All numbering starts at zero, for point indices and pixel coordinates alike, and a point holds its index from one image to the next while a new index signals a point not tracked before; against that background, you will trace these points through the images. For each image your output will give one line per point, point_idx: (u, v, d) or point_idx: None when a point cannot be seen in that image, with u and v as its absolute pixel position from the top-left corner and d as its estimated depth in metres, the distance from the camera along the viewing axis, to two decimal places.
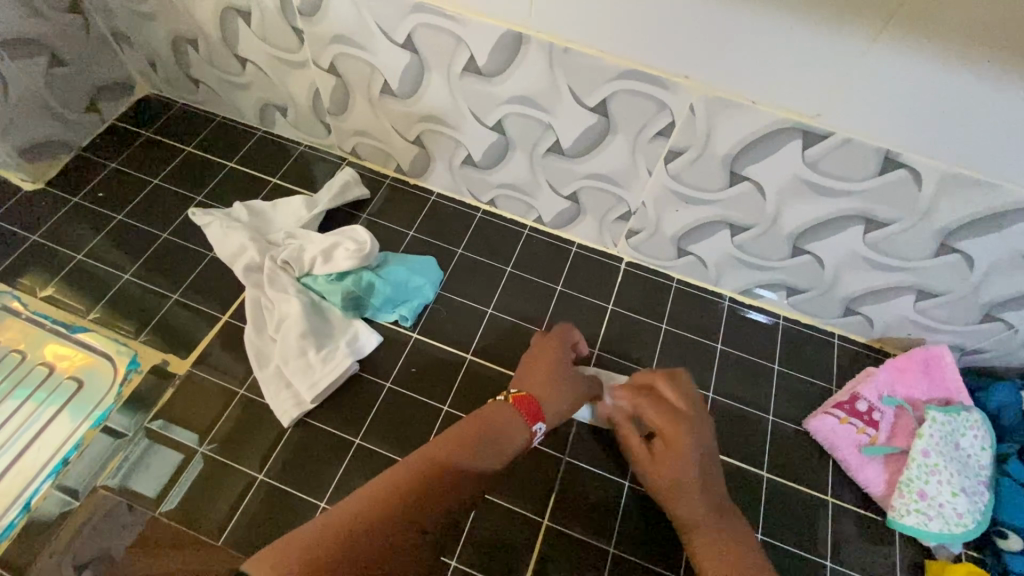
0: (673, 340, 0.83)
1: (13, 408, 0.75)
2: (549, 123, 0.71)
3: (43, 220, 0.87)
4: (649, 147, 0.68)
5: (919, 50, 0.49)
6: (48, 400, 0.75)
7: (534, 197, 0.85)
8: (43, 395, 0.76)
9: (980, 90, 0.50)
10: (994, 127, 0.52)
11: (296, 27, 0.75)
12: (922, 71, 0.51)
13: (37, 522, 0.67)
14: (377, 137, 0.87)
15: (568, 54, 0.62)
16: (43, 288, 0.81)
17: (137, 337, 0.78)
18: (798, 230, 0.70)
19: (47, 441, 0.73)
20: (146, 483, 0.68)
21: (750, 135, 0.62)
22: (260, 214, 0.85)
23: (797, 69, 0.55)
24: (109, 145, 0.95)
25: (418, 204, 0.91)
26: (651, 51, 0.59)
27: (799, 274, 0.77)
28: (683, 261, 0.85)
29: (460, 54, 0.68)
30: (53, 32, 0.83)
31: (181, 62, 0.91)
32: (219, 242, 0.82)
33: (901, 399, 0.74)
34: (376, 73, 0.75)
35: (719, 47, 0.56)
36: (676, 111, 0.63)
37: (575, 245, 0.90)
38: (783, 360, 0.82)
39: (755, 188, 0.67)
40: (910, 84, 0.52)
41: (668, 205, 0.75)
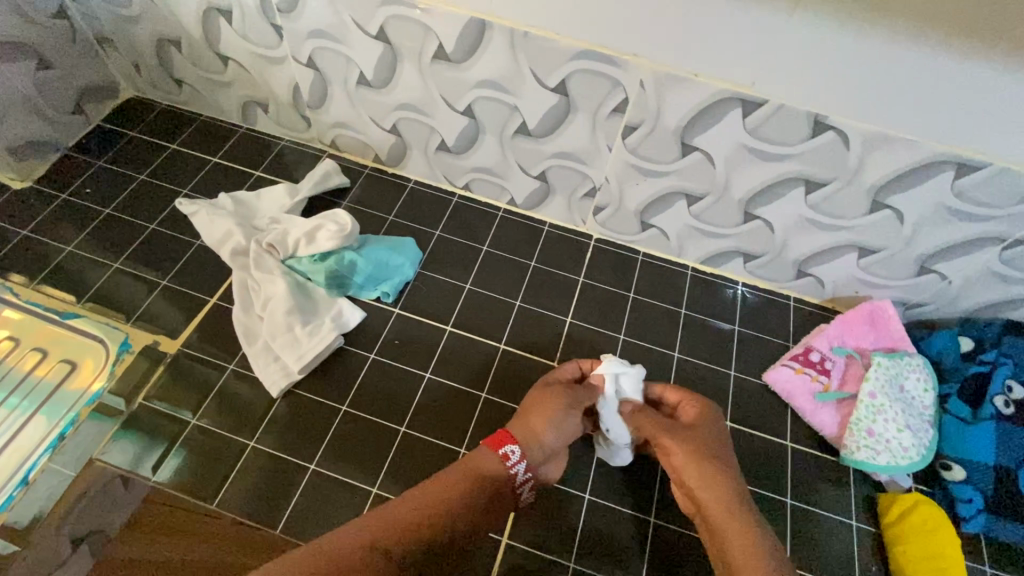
0: (640, 308, 0.89)
1: None
2: (515, 105, 0.77)
3: (32, 216, 0.89)
4: (608, 124, 0.74)
5: (833, 20, 0.56)
6: (20, 407, 0.77)
7: (506, 180, 0.90)
8: (16, 402, 0.77)
9: (888, 54, 0.57)
10: (904, 88, 0.59)
11: (275, 24, 0.80)
12: (837, 37, 0.57)
13: (35, 495, 0.70)
14: (356, 128, 0.92)
15: (528, 37, 0.68)
16: (34, 280, 0.84)
17: (128, 321, 0.81)
18: (747, 196, 0.76)
19: (17, 447, 0.74)
20: (142, 454, 0.71)
21: (697, 107, 0.68)
22: (245, 203, 0.89)
23: (732, 42, 0.61)
24: (96, 145, 0.98)
25: (396, 190, 0.96)
26: (603, 32, 0.65)
27: (753, 240, 0.83)
28: (647, 235, 0.90)
29: (430, 42, 0.73)
30: (41, 35, 0.87)
31: (164, 64, 0.95)
32: (205, 230, 0.86)
33: (851, 349, 0.80)
34: (352, 65, 0.81)
35: (663, 25, 0.62)
36: (628, 88, 0.69)
37: (547, 225, 0.95)
38: (743, 321, 0.88)
39: (705, 158, 0.74)
40: (828, 51, 0.59)
41: (629, 179, 0.81)
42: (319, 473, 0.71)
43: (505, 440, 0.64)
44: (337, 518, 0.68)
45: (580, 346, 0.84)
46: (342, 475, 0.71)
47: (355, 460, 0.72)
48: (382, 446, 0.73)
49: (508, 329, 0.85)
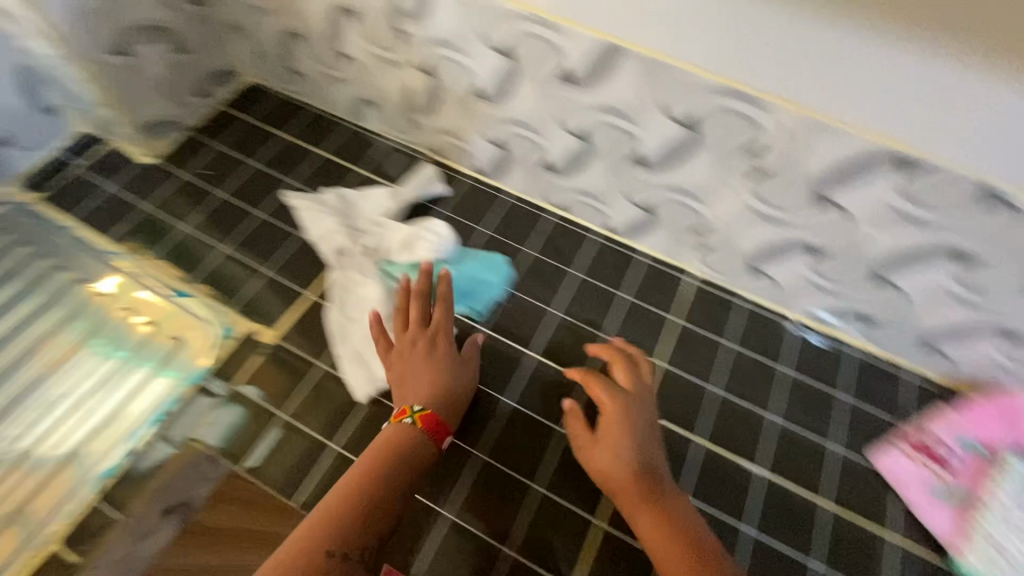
0: (736, 358, 0.83)
1: (111, 367, 0.81)
2: (634, 134, 0.73)
3: (157, 192, 0.95)
4: (733, 164, 0.69)
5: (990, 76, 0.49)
6: (144, 362, 0.81)
7: (607, 205, 0.87)
8: (139, 359, 0.81)
9: None
10: None
11: (403, 30, 0.79)
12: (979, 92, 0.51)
13: (147, 460, 0.73)
14: (461, 137, 0.92)
15: (666, 68, 0.63)
16: (153, 257, 0.89)
17: (234, 308, 0.84)
18: (880, 259, 0.69)
19: (141, 400, 0.77)
20: (233, 442, 0.74)
21: (840, 160, 0.62)
22: (467, 254, 0.90)
23: (868, 89, 0.55)
24: (217, 129, 1.03)
25: (489, 203, 0.96)
26: (746, 69, 0.59)
27: (876, 305, 0.76)
28: (756, 282, 0.84)
29: (557, 62, 0.70)
30: (184, 23, 0.91)
31: (285, 55, 0.96)
32: (454, 281, 0.87)
33: (977, 445, 0.74)
34: (470, 78, 0.80)
35: (787, 60, 0.57)
36: (769, 131, 0.63)
37: (644, 255, 0.91)
38: (852, 391, 0.81)
39: (846, 217, 0.67)
40: (977, 106, 0.52)
41: (746, 223, 0.75)
42: None
43: (439, 424, 0.69)
44: (405, 533, 0.69)
45: (667, 390, 0.80)
46: (417, 492, 0.71)
47: (430, 476, 0.72)
48: (458, 466, 0.73)
49: (594, 364, 0.82)
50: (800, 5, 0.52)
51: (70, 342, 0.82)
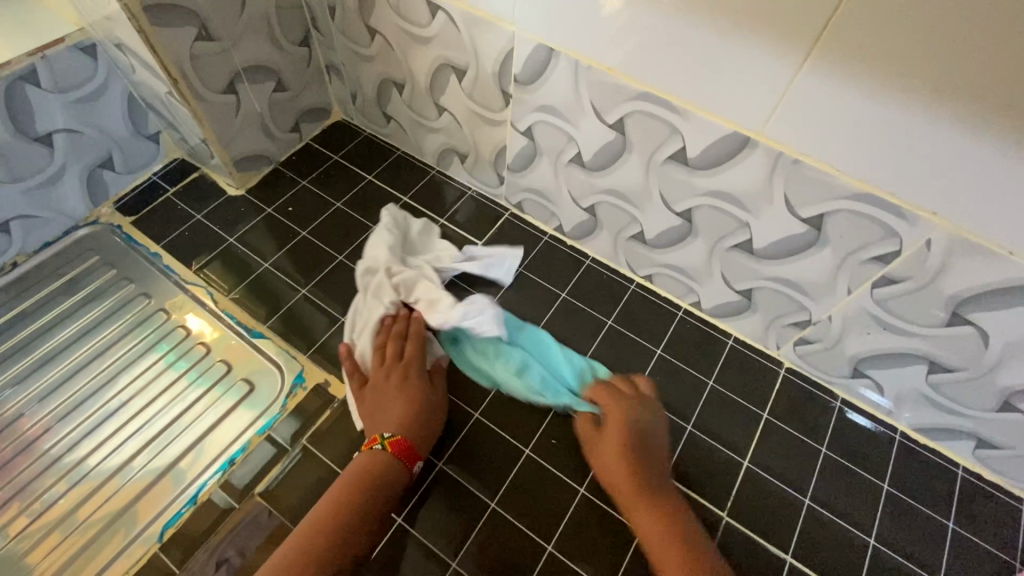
0: (832, 466, 0.77)
1: (198, 394, 0.80)
2: (747, 223, 0.68)
3: (240, 224, 0.95)
4: (859, 269, 0.64)
5: None
6: (227, 394, 0.80)
7: (698, 284, 0.82)
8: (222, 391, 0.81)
9: None
10: None
11: (507, 91, 0.77)
12: None
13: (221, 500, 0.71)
14: (549, 197, 0.89)
15: (798, 165, 0.59)
16: (232, 290, 0.89)
17: (306, 353, 0.83)
18: (1017, 386, 0.63)
19: (223, 433, 0.77)
20: (295, 501, 0.71)
21: (990, 283, 0.56)
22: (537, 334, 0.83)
23: (1002, 204, 0.50)
24: (302, 164, 1.03)
25: (572, 266, 0.92)
26: (890, 178, 0.55)
27: (998, 428, 0.69)
28: (856, 382, 0.78)
29: (672, 143, 0.67)
30: (287, 63, 0.93)
31: (381, 100, 0.97)
32: (531, 365, 0.79)
33: None
34: (571, 144, 0.77)
35: (908, 164, 0.53)
36: (907, 242, 0.58)
37: (731, 338, 0.85)
38: (960, 519, 0.73)
39: (978, 335, 0.61)
40: None
41: (859, 326, 0.70)
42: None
43: (410, 449, 0.67)
44: None
45: (756, 496, 0.74)
46: None
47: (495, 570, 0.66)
48: (527, 561, 0.67)
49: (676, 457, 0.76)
50: (953, 120, 0.48)
51: (149, 371, 0.82)
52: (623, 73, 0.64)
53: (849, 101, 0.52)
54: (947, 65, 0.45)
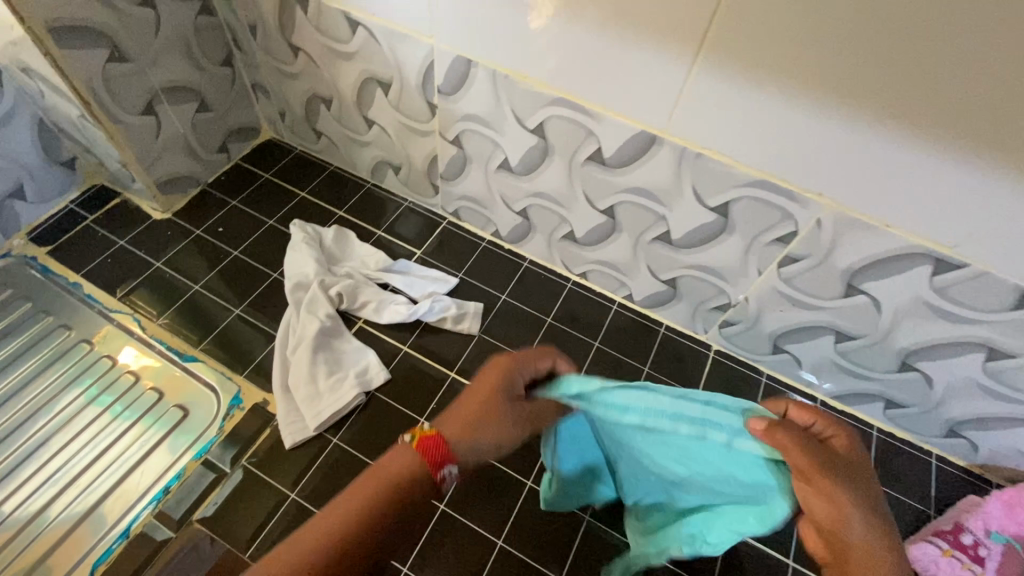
0: None
1: (122, 428, 0.76)
2: (663, 215, 0.73)
3: (167, 248, 0.93)
4: (765, 250, 0.69)
5: (988, 174, 0.51)
6: (156, 424, 0.77)
7: (629, 277, 0.87)
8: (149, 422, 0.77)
9: None
10: None
11: (431, 102, 0.79)
12: (975, 186, 0.52)
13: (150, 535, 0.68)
14: (482, 203, 0.92)
15: (701, 158, 0.64)
16: (161, 316, 0.86)
17: (242, 373, 0.81)
18: (910, 348, 0.69)
19: (153, 465, 0.74)
20: (238, 524, 0.69)
21: (873, 255, 0.62)
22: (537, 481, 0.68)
23: (877, 182, 0.56)
24: (232, 184, 1.01)
25: (511, 269, 0.95)
26: (781, 165, 0.60)
27: (900, 388, 0.76)
28: (777, 358, 0.84)
29: (588, 144, 0.71)
30: (208, 82, 0.92)
31: (310, 116, 0.97)
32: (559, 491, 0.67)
33: (1011, 539, 0.71)
34: (498, 150, 0.80)
35: (792, 149, 0.58)
36: (801, 223, 0.64)
37: (664, 327, 0.90)
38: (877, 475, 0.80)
39: (872, 303, 0.67)
40: (983, 203, 0.53)
41: (773, 304, 0.75)
42: None
43: (439, 448, 0.51)
44: None
45: None
46: None
47: (446, 566, 0.69)
48: (478, 556, 0.70)
49: None
50: (827, 109, 0.53)
51: (72, 406, 0.78)
52: (537, 80, 0.68)
53: (737, 96, 0.57)
54: (812, 61, 0.51)
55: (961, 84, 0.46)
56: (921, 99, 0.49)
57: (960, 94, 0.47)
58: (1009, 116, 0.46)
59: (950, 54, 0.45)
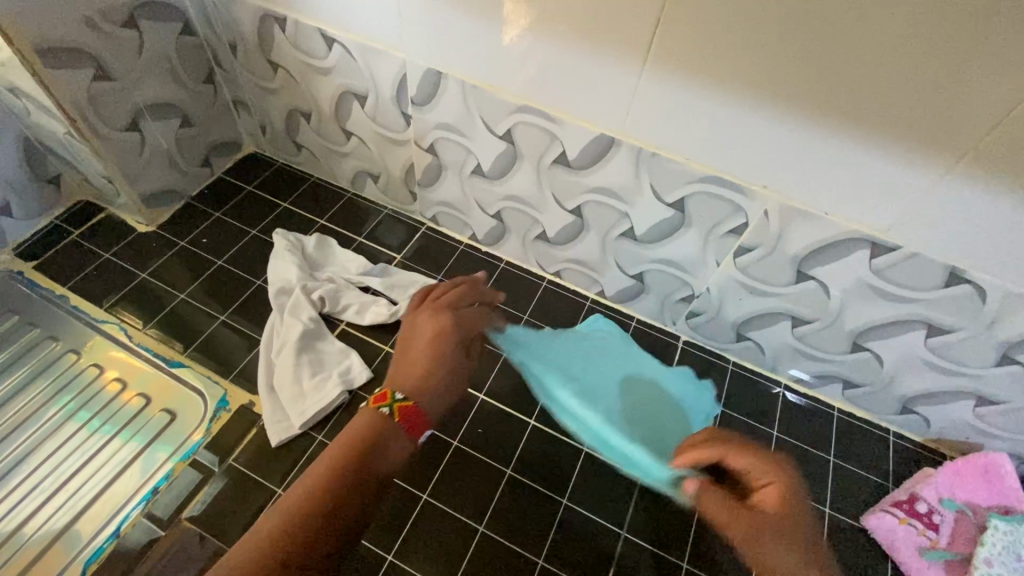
0: (729, 422, 0.86)
1: (101, 442, 0.78)
2: (626, 212, 0.78)
3: (152, 259, 0.95)
4: (720, 242, 0.74)
5: (911, 161, 0.56)
6: (142, 429, 0.79)
7: (600, 273, 0.91)
8: (134, 429, 0.79)
9: (981, 203, 0.56)
10: (1000, 242, 0.58)
11: (406, 112, 0.84)
12: (902, 172, 0.57)
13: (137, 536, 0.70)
14: (459, 208, 0.96)
15: (656, 157, 0.69)
16: (146, 325, 0.88)
17: (228, 377, 0.83)
18: (859, 328, 0.74)
19: (139, 470, 0.76)
20: (226, 520, 0.71)
21: (818, 242, 0.67)
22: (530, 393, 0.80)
23: (816, 173, 0.62)
24: (215, 197, 1.04)
25: (488, 270, 0.99)
26: (728, 161, 0.65)
27: (855, 369, 0.81)
28: (742, 346, 0.89)
29: (554, 148, 0.75)
30: (190, 99, 0.95)
31: (290, 129, 1.01)
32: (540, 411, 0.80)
33: (961, 504, 0.75)
34: (470, 156, 0.85)
35: (737, 146, 0.63)
36: (750, 214, 0.69)
37: (635, 320, 0.94)
38: (839, 453, 0.84)
39: (820, 288, 0.72)
40: (910, 188, 0.58)
41: (733, 293, 0.80)
42: (396, 565, 0.70)
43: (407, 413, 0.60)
44: None
45: None
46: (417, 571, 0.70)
47: (431, 554, 0.71)
48: (461, 541, 0.72)
49: None
50: (765, 107, 0.59)
51: (56, 417, 0.80)
52: (503, 89, 0.73)
53: (684, 99, 0.62)
54: (745, 64, 0.56)
55: (874, 81, 0.52)
56: (842, 96, 0.54)
57: (873, 90, 0.53)
58: (916, 108, 0.52)
59: (861, 56, 0.51)
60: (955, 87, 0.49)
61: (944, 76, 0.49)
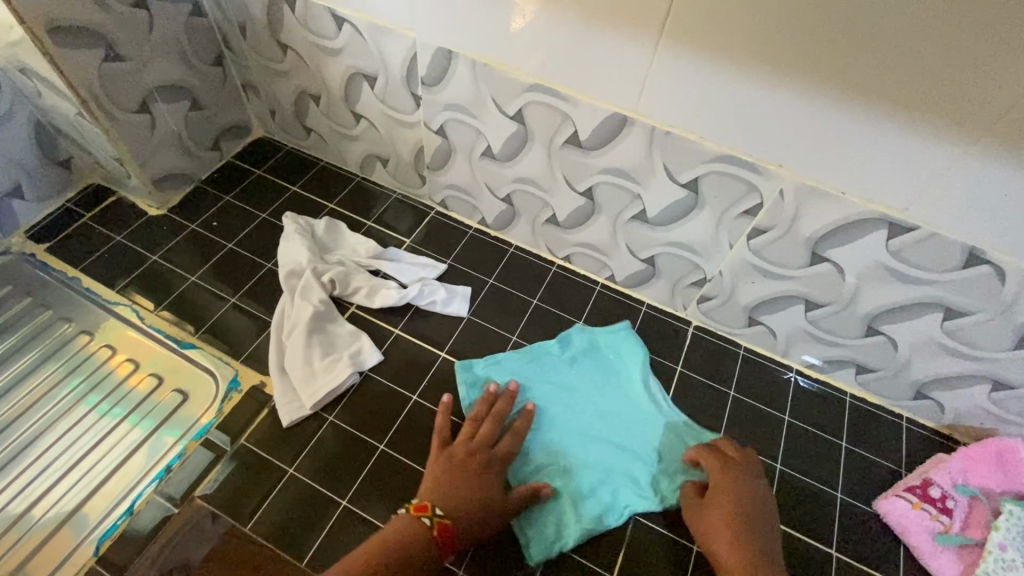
0: (740, 407, 0.85)
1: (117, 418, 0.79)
2: (638, 194, 0.77)
3: (163, 242, 0.96)
4: (734, 224, 0.73)
5: (930, 138, 0.55)
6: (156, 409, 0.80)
7: (610, 257, 0.90)
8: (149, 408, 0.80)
9: (1002, 181, 0.55)
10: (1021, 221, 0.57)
11: (416, 93, 0.83)
12: (920, 149, 0.56)
13: (152, 512, 0.71)
14: (468, 191, 0.95)
15: (670, 136, 0.68)
16: (158, 307, 0.89)
17: (239, 358, 0.84)
18: (874, 312, 0.74)
19: (153, 448, 0.77)
20: (238, 499, 0.71)
21: (834, 222, 0.66)
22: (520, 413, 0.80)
23: (832, 151, 0.61)
24: (224, 181, 1.04)
25: (497, 254, 0.98)
26: (743, 140, 0.64)
27: (869, 353, 0.80)
28: (753, 330, 0.88)
29: (565, 128, 0.74)
30: (200, 82, 0.95)
31: (299, 113, 1.01)
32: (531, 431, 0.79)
33: (976, 489, 0.74)
34: (481, 138, 0.84)
35: (753, 124, 0.63)
36: (765, 194, 0.68)
37: (645, 305, 0.94)
38: (851, 438, 0.84)
39: (835, 270, 0.71)
40: (928, 166, 0.57)
41: (745, 277, 0.79)
42: None
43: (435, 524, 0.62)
44: None
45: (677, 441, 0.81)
46: None
47: None
48: None
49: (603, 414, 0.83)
50: (782, 83, 0.58)
51: (67, 399, 0.81)
52: (515, 67, 0.72)
53: (699, 76, 0.61)
54: (764, 38, 0.55)
55: (896, 53, 0.51)
56: (862, 70, 0.53)
57: (895, 64, 0.52)
58: (939, 81, 0.51)
59: (883, 27, 0.50)
60: (981, 58, 0.48)
61: (968, 46, 0.48)
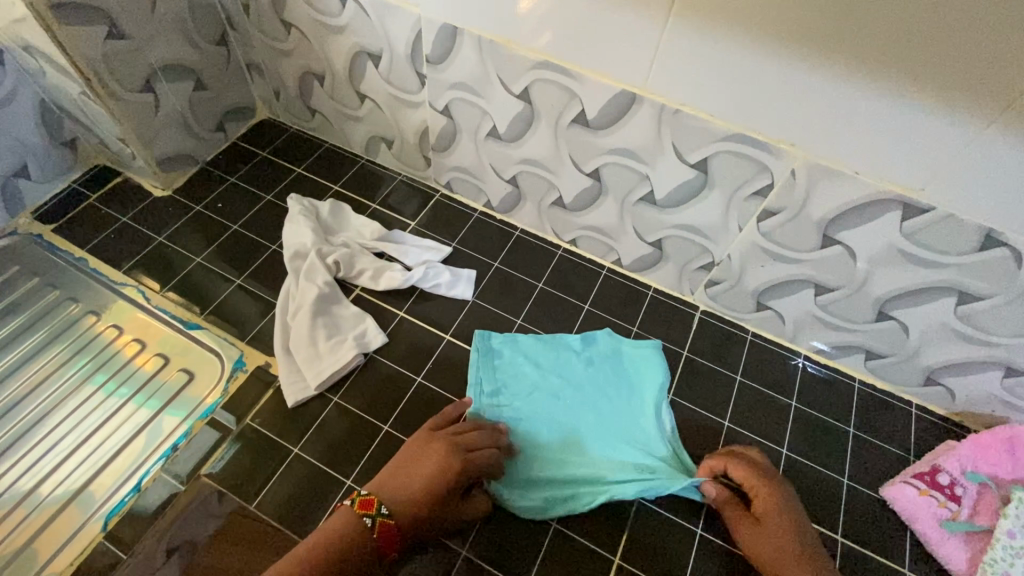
0: (747, 392, 0.85)
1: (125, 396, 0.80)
2: (646, 174, 0.76)
3: (168, 224, 0.96)
4: (744, 205, 0.72)
5: (949, 114, 0.53)
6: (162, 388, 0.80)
7: (616, 240, 0.89)
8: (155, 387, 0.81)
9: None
10: None
11: (420, 72, 0.82)
12: (938, 127, 0.55)
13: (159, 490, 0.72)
14: (473, 173, 0.94)
15: (679, 115, 0.66)
16: (164, 287, 0.89)
17: (244, 339, 0.84)
18: (886, 296, 0.72)
19: (159, 427, 0.77)
20: (244, 477, 0.72)
21: (846, 203, 0.65)
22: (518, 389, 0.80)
23: (847, 129, 0.59)
24: (229, 162, 1.04)
25: (503, 237, 0.97)
26: (755, 118, 0.63)
27: (880, 339, 0.79)
28: (761, 315, 0.87)
29: (572, 107, 0.73)
30: (204, 61, 0.94)
31: (303, 93, 1.00)
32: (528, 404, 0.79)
33: (986, 476, 0.73)
34: (486, 118, 0.83)
35: (765, 102, 0.61)
36: (776, 174, 0.66)
37: (651, 289, 0.93)
38: (859, 425, 0.83)
39: (847, 253, 0.70)
40: (947, 144, 0.55)
41: (754, 260, 0.78)
42: None
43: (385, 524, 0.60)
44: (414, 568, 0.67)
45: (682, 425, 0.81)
46: None
47: None
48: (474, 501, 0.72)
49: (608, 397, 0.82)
50: (795, 58, 0.56)
51: (75, 378, 0.81)
52: (521, 45, 0.70)
53: (709, 52, 0.60)
54: (778, 10, 0.53)
55: (916, 24, 0.49)
56: (879, 44, 0.52)
57: (914, 36, 0.50)
58: (958, 55, 0.49)
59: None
60: (1003, 30, 0.46)
61: (991, 17, 0.46)
